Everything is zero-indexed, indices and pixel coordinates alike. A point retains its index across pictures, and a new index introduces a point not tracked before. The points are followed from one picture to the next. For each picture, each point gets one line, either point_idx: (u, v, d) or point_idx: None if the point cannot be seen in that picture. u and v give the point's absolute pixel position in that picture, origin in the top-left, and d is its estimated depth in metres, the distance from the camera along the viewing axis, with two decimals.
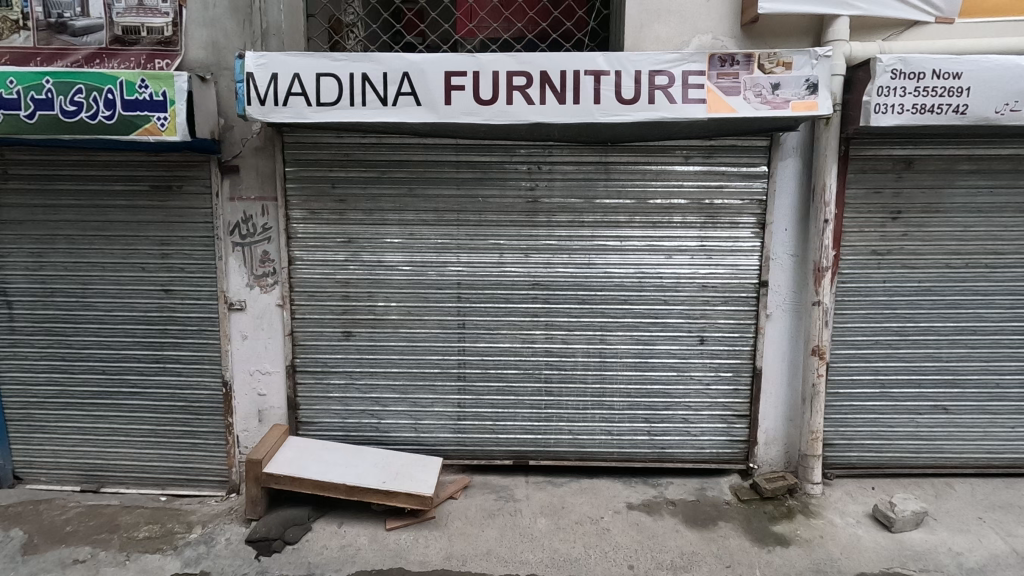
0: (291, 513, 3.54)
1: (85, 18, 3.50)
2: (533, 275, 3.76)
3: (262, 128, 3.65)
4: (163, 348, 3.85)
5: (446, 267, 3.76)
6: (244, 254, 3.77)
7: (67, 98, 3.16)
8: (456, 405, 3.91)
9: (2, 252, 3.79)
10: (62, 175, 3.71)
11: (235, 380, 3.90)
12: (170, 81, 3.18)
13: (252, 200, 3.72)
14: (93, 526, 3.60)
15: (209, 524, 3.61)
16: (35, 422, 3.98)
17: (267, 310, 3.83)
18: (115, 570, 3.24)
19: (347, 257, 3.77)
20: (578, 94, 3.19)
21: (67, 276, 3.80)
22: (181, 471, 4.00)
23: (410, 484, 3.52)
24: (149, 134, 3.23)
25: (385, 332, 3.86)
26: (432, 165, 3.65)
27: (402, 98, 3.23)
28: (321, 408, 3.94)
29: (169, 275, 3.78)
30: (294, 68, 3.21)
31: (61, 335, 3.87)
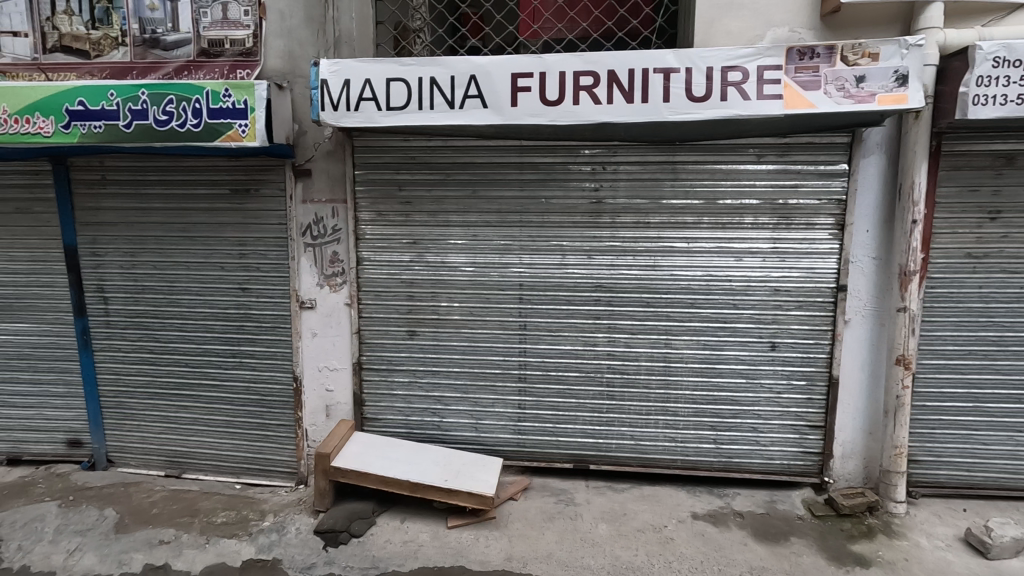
0: (356, 506, 3.64)
1: (176, 33, 3.74)
2: (596, 277, 3.71)
3: (333, 132, 3.77)
4: (240, 343, 4.06)
5: (508, 268, 3.77)
6: (315, 255, 3.91)
7: (160, 108, 3.38)
8: (517, 406, 3.91)
9: (100, 251, 4.10)
10: (152, 180, 3.97)
11: (305, 376, 4.06)
12: (251, 90, 3.35)
13: (323, 202, 3.86)
14: (176, 509, 3.83)
15: (280, 513, 3.77)
16: (126, 409, 4.28)
17: (335, 309, 3.96)
18: (196, 552, 3.43)
19: (412, 258, 3.85)
20: (647, 93, 3.13)
21: (155, 274, 4.07)
22: (254, 461, 4.19)
23: (472, 483, 3.54)
24: (231, 141, 3.39)
25: (448, 332, 3.91)
26: (496, 167, 3.67)
27: (468, 101, 3.26)
28: (385, 405, 4.04)
29: (246, 274, 3.98)
30: (367, 74, 3.31)
31: (150, 329, 4.15)
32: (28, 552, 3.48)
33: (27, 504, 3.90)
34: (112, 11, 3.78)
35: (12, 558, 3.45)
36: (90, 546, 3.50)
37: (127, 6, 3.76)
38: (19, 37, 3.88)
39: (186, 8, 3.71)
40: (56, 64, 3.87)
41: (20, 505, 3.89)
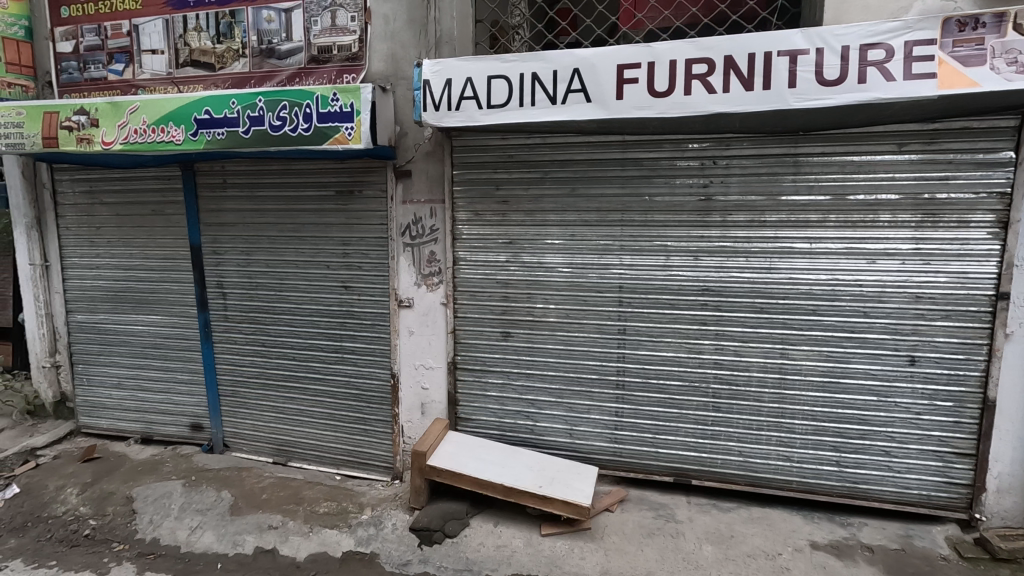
0: (451, 507, 3.63)
1: (289, 43, 3.93)
2: (703, 280, 3.45)
3: (433, 133, 3.78)
4: (342, 339, 4.20)
5: (607, 269, 3.60)
6: (413, 255, 3.95)
7: (275, 114, 3.55)
8: (614, 414, 3.73)
9: (221, 250, 4.41)
10: (266, 183, 4.21)
11: (402, 373, 4.11)
12: (357, 93, 3.43)
13: (422, 203, 3.89)
14: (283, 496, 4.02)
15: (377, 507, 3.84)
16: (240, 398, 4.57)
17: (431, 308, 3.98)
18: (301, 540, 3.59)
19: (508, 258, 3.78)
20: (769, 78, 2.85)
21: (268, 272, 4.31)
22: (353, 454, 4.32)
23: (567, 492, 3.42)
24: (338, 143, 3.48)
25: (544, 334, 3.79)
26: (597, 164, 3.52)
27: (571, 96, 3.13)
28: (479, 406, 4.00)
29: (349, 273, 4.11)
30: (468, 73, 3.28)
31: (262, 324, 4.40)
32: (157, 526, 3.80)
33: (157, 480, 4.26)
34: (234, 25, 4.04)
35: (145, 530, 3.79)
36: (209, 525, 3.76)
37: (247, 20, 4.00)
38: (157, 54, 4.26)
39: (299, 18, 3.88)
40: (186, 78, 4.20)
41: (151, 481, 4.25)
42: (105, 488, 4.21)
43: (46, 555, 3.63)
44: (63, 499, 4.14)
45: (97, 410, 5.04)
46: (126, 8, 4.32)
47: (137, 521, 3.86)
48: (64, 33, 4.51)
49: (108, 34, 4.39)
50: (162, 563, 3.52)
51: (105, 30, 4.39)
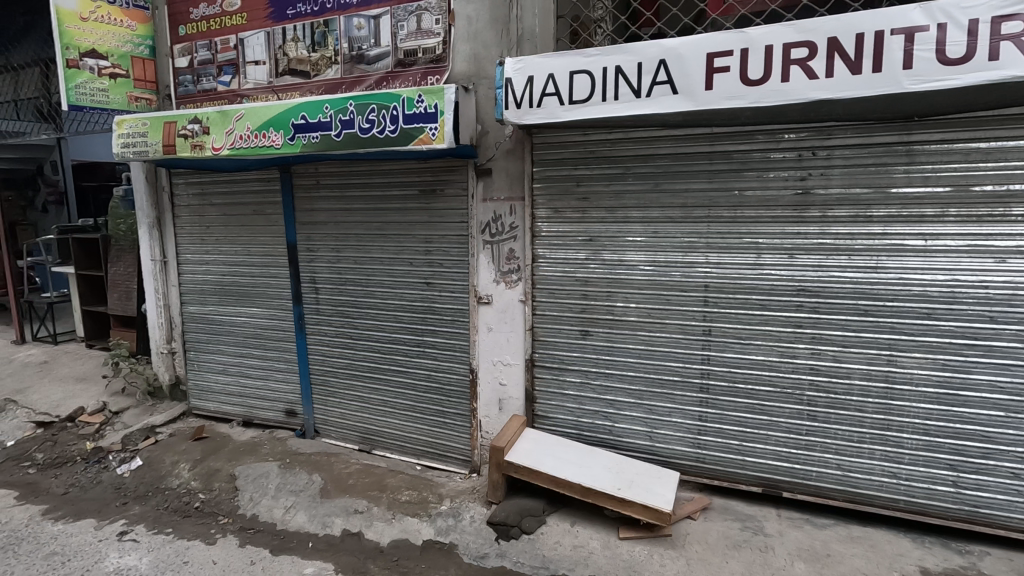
0: (527, 503, 3.65)
1: (377, 48, 4.09)
2: (799, 280, 3.23)
3: (513, 130, 3.80)
4: (424, 334, 4.33)
5: (692, 268, 3.46)
6: (492, 252, 3.99)
7: (364, 117, 3.69)
8: (697, 418, 3.57)
9: (314, 247, 4.68)
10: (355, 183, 4.41)
11: (480, 369, 4.17)
12: (441, 94, 3.51)
13: (502, 200, 3.92)
14: (368, 482, 4.20)
15: (456, 499, 3.92)
16: (330, 387, 4.83)
17: (510, 305, 4.00)
18: (385, 526, 3.75)
19: (588, 256, 3.72)
20: (880, 60, 2.61)
21: (356, 268, 4.52)
22: (433, 445, 4.44)
23: (647, 496, 3.32)
24: (422, 144, 3.58)
25: (624, 334, 3.69)
26: (682, 158, 3.38)
27: (656, 88, 3.03)
28: (556, 404, 3.98)
29: (431, 270, 4.22)
30: (550, 69, 3.26)
31: (350, 317, 4.61)
32: (257, 503, 4.11)
33: (256, 460, 4.60)
34: (328, 34, 4.26)
35: (246, 507, 4.11)
36: (302, 505, 4.02)
37: (339, 28, 4.21)
38: (259, 65, 4.58)
39: (387, 24, 4.03)
40: (285, 86, 4.49)
41: (251, 461, 4.59)
42: (212, 465, 4.59)
43: (164, 522, 4.03)
44: (177, 473, 4.58)
45: (205, 393, 5.52)
46: (234, 23, 4.68)
47: (239, 498, 4.20)
48: (182, 49, 4.97)
49: (218, 49, 4.77)
50: (261, 538, 3.80)
51: (215, 45, 4.78)
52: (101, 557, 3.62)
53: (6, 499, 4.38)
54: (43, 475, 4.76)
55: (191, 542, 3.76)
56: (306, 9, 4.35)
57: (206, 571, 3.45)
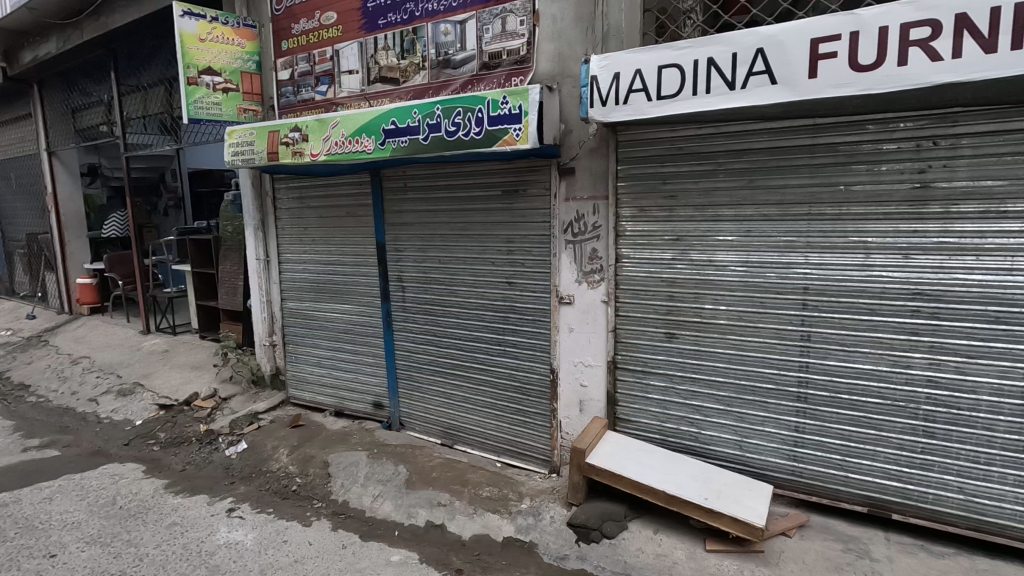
0: (609, 507, 3.59)
1: (463, 52, 4.18)
2: (915, 282, 2.94)
3: (597, 129, 3.74)
4: (505, 333, 4.37)
5: (790, 269, 3.24)
6: (575, 252, 3.96)
7: (450, 120, 3.79)
8: (794, 429, 3.35)
9: (401, 247, 4.87)
10: (440, 185, 4.54)
11: (561, 369, 4.15)
12: (526, 95, 3.52)
13: (585, 200, 3.88)
14: (450, 476, 4.30)
15: (536, 498, 3.92)
16: (414, 382, 5.01)
17: (592, 306, 3.95)
18: (466, 520, 3.83)
19: (675, 256, 3.58)
20: (1020, 36, 2.32)
21: (441, 267, 4.65)
22: (513, 443, 4.47)
23: (738, 508, 3.16)
24: (507, 145, 3.60)
25: (712, 337, 3.53)
26: (780, 151, 3.18)
27: (753, 79, 2.86)
28: (639, 407, 3.86)
29: (513, 269, 4.26)
30: (637, 64, 3.18)
31: (434, 315, 4.76)
32: (348, 490, 4.34)
33: (346, 449, 4.84)
34: (416, 41, 4.42)
35: (338, 493, 4.35)
36: (389, 495, 4.20)
37: (427, 35, 4.35)
38: (353, 74, 4.84)
39: (472, 28, 4.11)
40: (376, 93, 4.70)
41: (342, 449, 4.85)
42: (308, 451, 4.90)
43: (266, 503, 4.34)
44: (277, 457, 4.93)
45: (302, 383, 5.90)
46: (330, 36, 4.96)
47: (332, 484, 4.45)
48: (284, 63, 5.33)
49: (316, 61, 5.08)
50: (352, 524, 4.01)
51: (314, 57, 5.09)
52: (213, 529, 3.95)
53: (135, 472, 4.90)
54: (165, 452, 5.29)
55: (290, 523, 4.03)
56: (396, 19, 4.52)
57: (304, 551, 3.67)
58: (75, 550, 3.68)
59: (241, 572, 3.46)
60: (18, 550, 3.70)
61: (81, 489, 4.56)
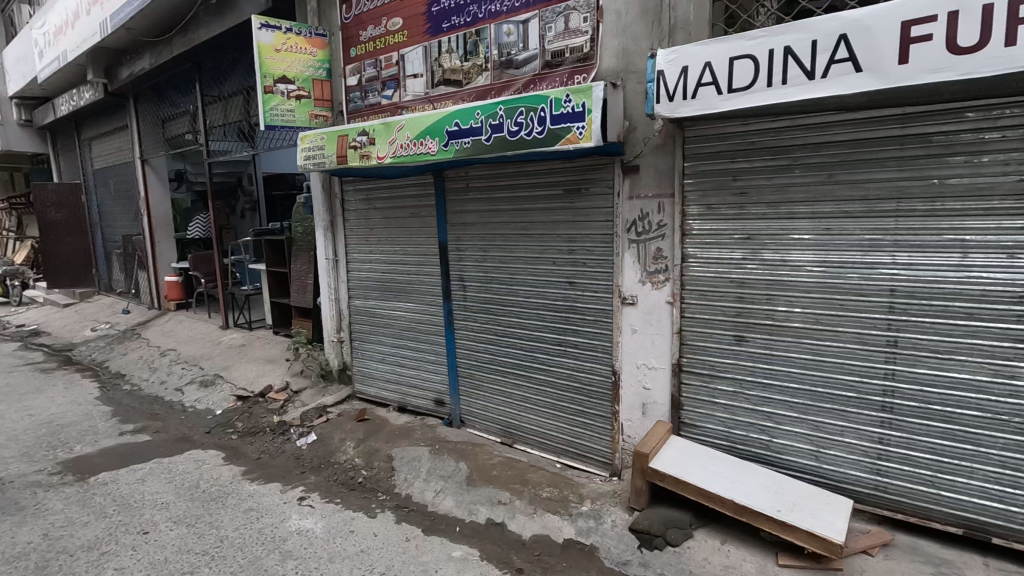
0: (673, 514, 3.49)
1: (525, 52, 4.18)
2: (1022, 285, 2.68)
3: (663, 125, 3.64)
4: (566, 334, 4.34)
5: (874, 269, 3.03)
6: (638, 251, 3.87)
7: (513, 120, 3.79)
8: (877, 441, 3.13)
9: (463, 246, 4.93)
10: (502, 185, 4.56)
11: (623, 371, 4.07)
12: (589, 93, 3.46)
13: (649, 198, 3.78)
14: (510, 475, 4.32)
15: (597, 501, 3.86)
16: (475, 380, 5.06)
17: (657, 306, 3.84)
18: (527, 520, 3.84)
19: (745, 255, 3.43)
20: None
21: (502, 267, 4.68)
22: (573, 445, 4.43)
23: (814, 521, 2.99)
24: (569, 143, 3.56)
25: (786, 341, 3.35)
26: (865, 144, 2.98)
27: (835, 67, 2.69)
28: (705, 412, 3.72)
29: (574, 269, 4.22)
30: (707, 57, 3.07)
31: (495, 314, 4.79)
32: (411, 484, 4.46)
33: (409, 444, 4.96)
34: (479, 43, 4.46)
35: (402, 486, 4.47)
36: (451, 491, 4.27)
37: (490, 36, 4.38)
38: (418, 78, 4.95)
39: (535, 27, 4.10)
40: (440, 96, 4.79)
41: (405, 444, 4.97)
42: (373, 444, 5.06)
43: (334, 493, 4.52)
44: (345, 449, 5.13)
45: (367, 379, 6.09)
46: (396, 41, 5.10)
47: (396, 478, 4.58)
48: (352, 69, 5.53)
49: (382, 66, 5.23)
50: (414, 517, 4.11)
51: (380, 62, 5.25)
52: (286, 516, 4.14)
53: (217, 458, 5.23)
54: (242, 441, 5.62)
55: (356, 514, 4.17)
56: (460, 21, 4.58)
57: (369, 541, 3.79)
58: (165, 529, 3.96)
59: (311, 558, 3.62)
60: (116, 525, 4.02)
61: (170, 472, 4.91)
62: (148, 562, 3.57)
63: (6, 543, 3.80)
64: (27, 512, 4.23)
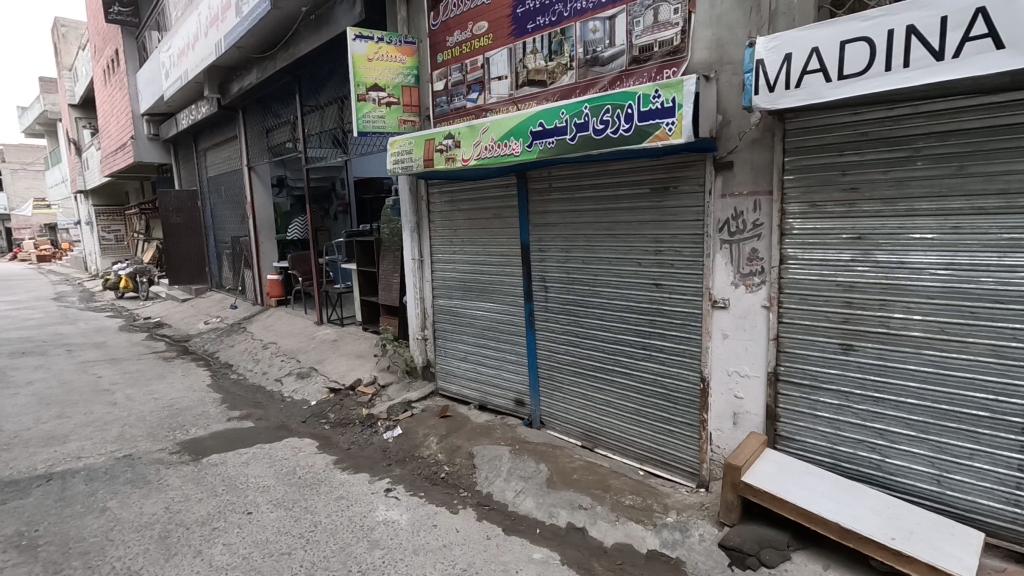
0: (768, 534, 3.27)
1: (612, 48, 4.09)
2: None
3: (761, 117, 3.41)
4: (651, 338, 4.20)
5: (1013, 273, 2.68)
6: (731, 252, 3.66)
7: (599, 119, 3.71)
8: (1016, 469, 2.76)
9: (545, 247, 4.92)
10: (585, 184, 4.50)
11: (713, 378, 3.87)
12: (680, 87, 3.32)
13: (744, 195, 3.57)
14: (592, 480, 4.24)
15: (683, 513, 3.70)
16: (555, 381, 5.02)
17: (751, 311, 3.61)
18: (609, 527, 3.75)
19: (854, 257, 3.14)
20: None
21: (584, 268, 4.61)
22: (658, 452, 4.27)
23: (937, 554, 2.67)
24: (658, 140, 3.43)
25: (902, 351, 3.03)
26: (1004, 130, 2.63)
27: (969, 45, 2.40)
28: (805, 426, 3.45)
29: (661, 270, 4.08)
30: (814, 42, 2.84)
31: (577, 316, 4.72)
32: (491, 482, 4.50)
33: (490, 442, 5.01)
34: (564, 42, 4.42)
35: (483, 484, 4.53)
36: (531, 492, 4.26)
37: (575, 34, 4.33)
38: (502, 80, 5.00)
39: (622, 23, 4.00)
40: (525, 97, 4.81)
41: (486, 442, 5.03)
42: (455, 441, 5.17)
43: (418, 487, 4.66)
44: (428, 444, 5.28)
45: (450, 376, 6.23)
46: (481, 45, 5.17)
47: (477, 475, 4.65)
48: (439, 74, 5.68)
49: (468, 70, 5.34)
50: (495, 516, 4.14)
51: (466, 66, 5.35)
52: (373, 506, 4.32)
53: (311, 446, 5.56)
54: (334, 431, 5.94)
55: (439, 508, 4.27)
56: (544, 21, 4.57)
57: (452, 537, 3.87)
58: (266, 510, 4.26)
59: (397, 549, 3.74)
60: (225, 504, 4.37)
61: (270, 457, 5.28)
62: (252, 540, 3.84)
63: (135, 513, 4.25)
64: (151, 486, 4.70)
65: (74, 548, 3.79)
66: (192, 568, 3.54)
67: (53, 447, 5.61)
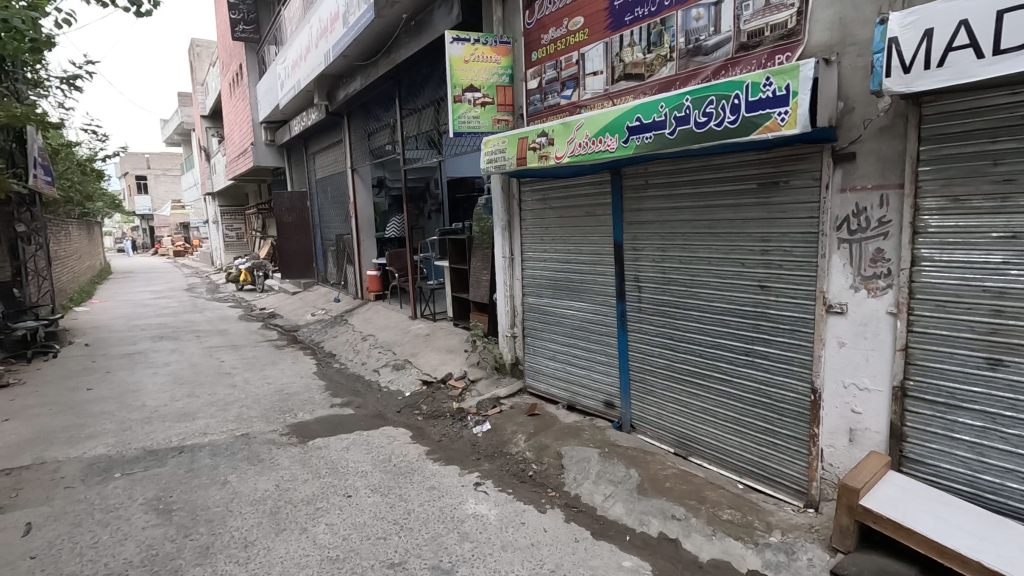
0: (891, 565, 2.94)
1: (716, 36, 3.87)
2: None
3: (891, 103, 3.06)
4: (755, 343, 3.93)
5: None
6: (851, 252, 3.33)
7: (701, 111, 3.53)
8: None
9: (640, 246, 4.76)
10: (685, 181, 4.30)
11: (826, 389, 3.54)
12: (794, 73, 3.05)
13: (868, 190, 3.22)
14: (686, 489, 4.04)
15: (789, 533, 3.43)
16: (648, 385, 4.85)
17: (873, 317, 3.26)
18: (705, 541, 3.55)
19: (1007, 259, 2.74)
20: None
21: (681, 268, 4.41)
22: (761, 466, 3.99)
23: None
24: (769, 132, 3.19)
25: None
26: None
27: None
28: (938, 449, 3.07)
29: (767, 272, 3.80)
30: (962, 14, 2.50)
31: (672, 318, 4.53)
32: (580, 484, 4.44)
33: (579, 443, 4.94)
34: (664, 32, 4.25)
35: (571, 485, 4.48)
36: (621, 497, 4.15)
37: (676, 23, 4.14)
38: (597, 75, 4.91)
39: (729, 8, 3.77)
40: (621, 91, 4.68)
41: (574, 443, 4.97)
42: (543, 440, 5.16)
43: (507, 483, 4.69)
44: (516, 441, 5.31)
45: (539, 374, 6.23)
46: (576, 41, 5.10)
47: (565, 476, 4.61)
48: (534, 73, 5.68)
49: (562, 67, 5.29)
50: (583, 519, 4.07)
51: (560, 63, 5.31)
52: (463, 499, 4.41)
53: (405, 436, 5.78)
54: (427, 423, 6.14)
55: (526, 506, 4.28)
56: (643, 12, 4.41)
57: (539, 536, 3.85)
58: (364, 495, 4.48)
59: (486, 543, 3.78)
60: (327, 486, 4.66)
61: (368, 444, 5.56)
62: (351, 522, 4.06)
63: (251, 488, 4.64)
64: (264, 464, 5.11)
65: (201, 515, 4.20)
66: (298, 544, 3.80)
67: (185, 422, 6.27)
